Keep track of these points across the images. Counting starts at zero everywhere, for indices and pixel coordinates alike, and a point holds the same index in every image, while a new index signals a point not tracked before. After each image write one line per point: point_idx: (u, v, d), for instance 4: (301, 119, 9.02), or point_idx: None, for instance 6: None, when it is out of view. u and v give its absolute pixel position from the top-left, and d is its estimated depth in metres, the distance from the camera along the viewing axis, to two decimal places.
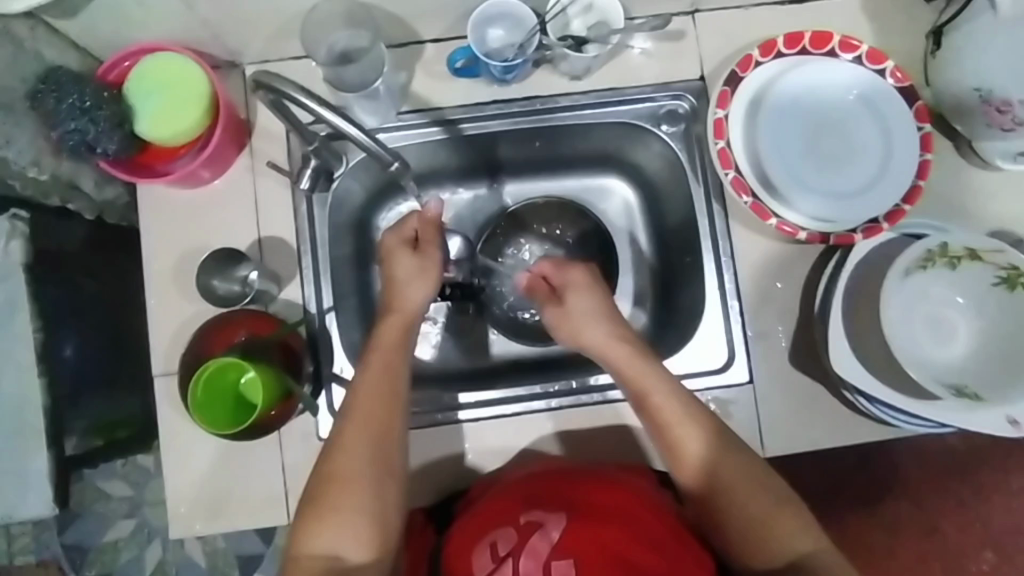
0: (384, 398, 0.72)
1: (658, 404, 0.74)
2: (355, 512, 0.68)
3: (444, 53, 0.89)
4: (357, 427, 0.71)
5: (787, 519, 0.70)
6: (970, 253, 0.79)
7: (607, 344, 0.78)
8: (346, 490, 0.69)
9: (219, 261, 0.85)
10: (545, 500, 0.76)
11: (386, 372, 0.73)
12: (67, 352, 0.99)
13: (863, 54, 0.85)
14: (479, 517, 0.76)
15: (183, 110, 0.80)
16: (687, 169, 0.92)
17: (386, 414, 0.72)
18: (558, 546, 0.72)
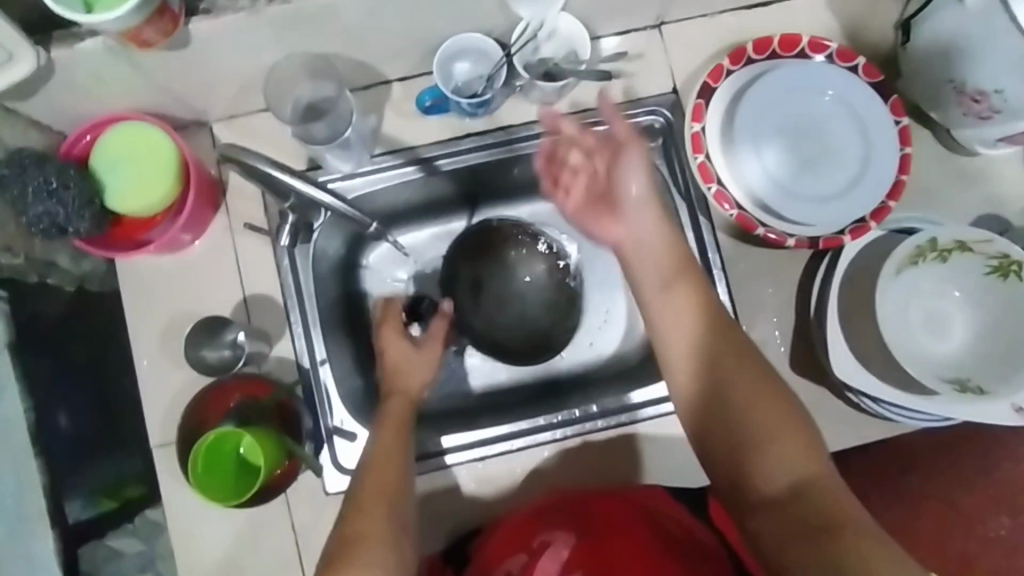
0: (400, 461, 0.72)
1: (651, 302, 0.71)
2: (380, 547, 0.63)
3: (412, 92, 0.88)
4: (376, 484, 0.69)
5: (764, 396, 0.64)
6: (960, 245, 0.78)
7: (641, 243, 0.73)
8: (373, 541, 0.63)
9: (206, 329, 0.84)
10: (558, 523, 0.76)
11: (400, 441, 0.74)
12: (61, 423, 0.98)
13: (833, 53, 0.86)
14: (495, 553, 0.77)
15: (152, 182, 0.79)
16: (669, 184, 0.89)
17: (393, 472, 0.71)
18: (567, 563, 0.71)
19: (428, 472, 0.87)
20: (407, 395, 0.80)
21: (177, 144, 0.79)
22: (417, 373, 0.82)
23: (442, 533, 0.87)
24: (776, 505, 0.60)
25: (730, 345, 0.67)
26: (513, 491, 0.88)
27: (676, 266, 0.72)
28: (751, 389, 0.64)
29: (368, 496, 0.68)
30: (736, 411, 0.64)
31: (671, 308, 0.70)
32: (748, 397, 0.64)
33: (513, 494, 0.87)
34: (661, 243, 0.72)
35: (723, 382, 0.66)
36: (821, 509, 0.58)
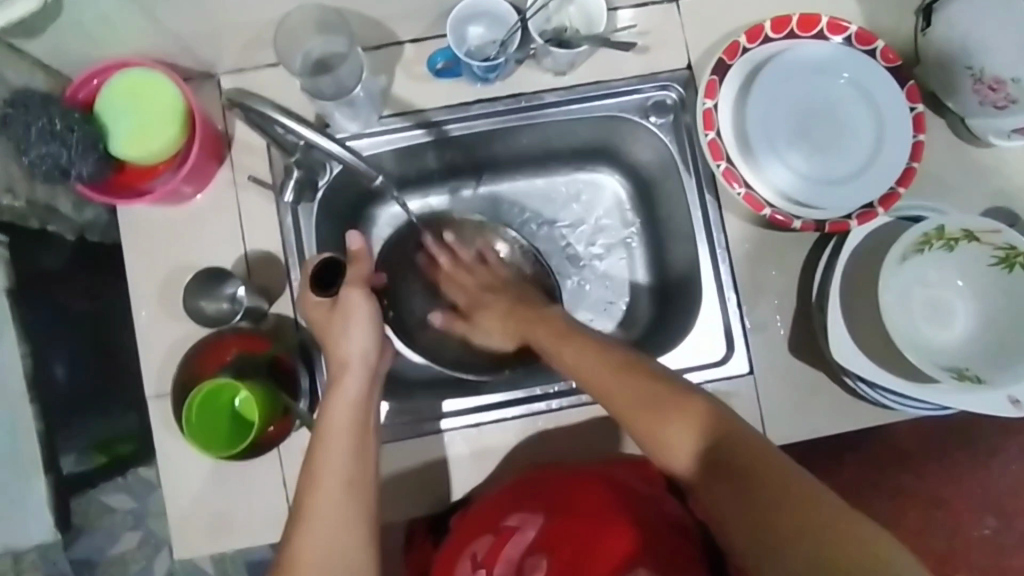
0: (352, 435, 0.71)
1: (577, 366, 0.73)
2: (322, 506, 0.67)
3: (424, 53, 0.87)
4: (328, 473, 0.69)
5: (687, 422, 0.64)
6: (967, 235, 0.77)
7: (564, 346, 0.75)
8: (317, 496, 0.68)
9: (204, 281, 0.83)
10: (523, 501, 0.77)
11: (351, 411, 0.73)
12: (58, 373, 0.98)
13: (852, 35, 0.84)
14: (472, 522, 0.78)
15: (155, 135, 0.78)
16: (678, 160, 0.90)
17: (356, 431, 0.72)
18: (534, 544, 0.74)
19: (422, 435, 0.87)
20: (361, 362, 0.76)
21: (188, 102, 0.78)
22: (357, 334, 0.76)
23: (432, 497, 0.87)
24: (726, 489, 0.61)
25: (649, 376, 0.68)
26: (506, 459, 0.88)
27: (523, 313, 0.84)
28: (673, 407, 0.65)
29: (318, 475, 0.69)
30: (681, 445, 0.64)
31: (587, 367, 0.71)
32: (678, 420, 0.64)
33: (505, 462, 0.88)
34: (497, 315, 0.87)
35: (658, 422, 0.65)
36: (756, 478, 0.60)
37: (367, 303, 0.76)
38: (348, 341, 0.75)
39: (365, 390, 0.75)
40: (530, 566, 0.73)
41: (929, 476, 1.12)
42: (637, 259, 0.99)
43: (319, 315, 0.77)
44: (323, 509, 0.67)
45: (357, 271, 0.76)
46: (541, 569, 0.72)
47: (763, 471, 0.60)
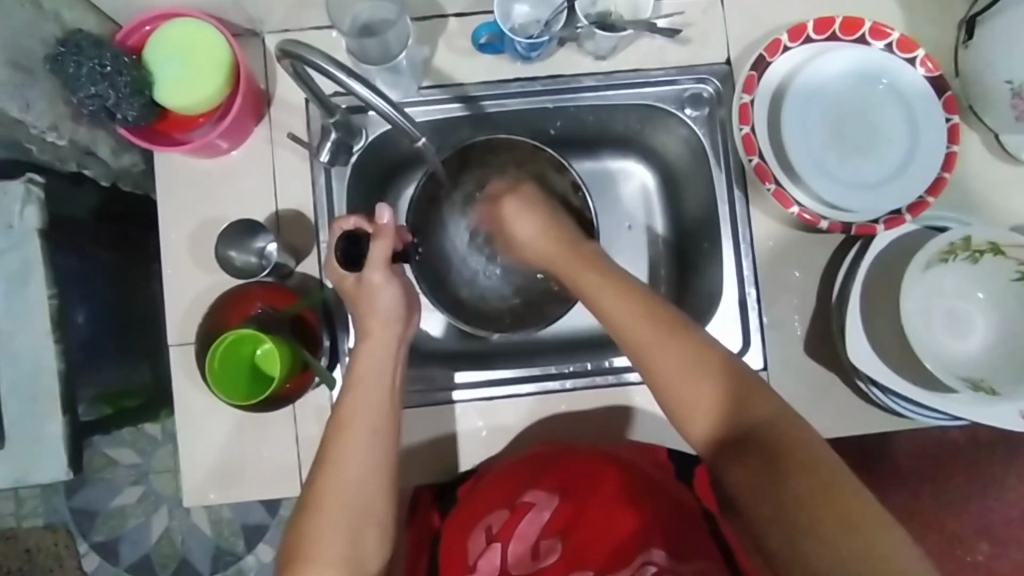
0: (386, 374, 0.74)
1: (608, 303, 0.70)
2: (357, 446, 0.69)
3: (468, 28, 0.88)
4: (357, 416, 0.71)
5: (718, 383, 0.64)
6: (993, 248, 0.78)
7: (593, 275, 0.73)
8: (352, 434, 0.70)
9: (237, 232, 0.85)
10: (541, 479, 0.77)
11: (382, 351, 0.75)
12: (79, 320, 0.98)
13: (893, 42, 0.84)
14: (476, 504, 0.78)
15: (185, 87, 0.79)
16: (709, 154, 0.91)
17: (386, 372, 0.74)
18: (547, 527, 0.73)
19: (434, 404, 0.88)
20: (387, 336, 0.75)
21: (236, 75, 0.81)
22: (386, 300, 0.76)
23: (440, 468, 0.88)
24: (746, 452, 0.61)
25: (675, 332, 0.67)
26: (517, 435, 0.89)
27: (564, 250, 0.77)
28: (700, 369, 0.65)
29: (353, 412, 0.71)
30: (704, 394, 0.64)
31: (626, 303, 0.69)
32: (705, 384, 0.64)
33: (515, 438, 0.89)
34: (536, 233, 0.80)
35: (688, 384, 0.65)
36: (776, 444, 0.60)
37: (392, 284, 0.76)
38: (374, 313, 0.75)
39: (387, 355, 0.75)
40: (546, 548, 0.72)
41: (928, 497, 1.13)
42: (659, 249, 1.00)
43: (346, 284, 0.77)
44: (358, 447, 0.69)
45: (383, 250, 0.75)
46: (555, 553, 0.71)
47: (803, 456, 0.59)
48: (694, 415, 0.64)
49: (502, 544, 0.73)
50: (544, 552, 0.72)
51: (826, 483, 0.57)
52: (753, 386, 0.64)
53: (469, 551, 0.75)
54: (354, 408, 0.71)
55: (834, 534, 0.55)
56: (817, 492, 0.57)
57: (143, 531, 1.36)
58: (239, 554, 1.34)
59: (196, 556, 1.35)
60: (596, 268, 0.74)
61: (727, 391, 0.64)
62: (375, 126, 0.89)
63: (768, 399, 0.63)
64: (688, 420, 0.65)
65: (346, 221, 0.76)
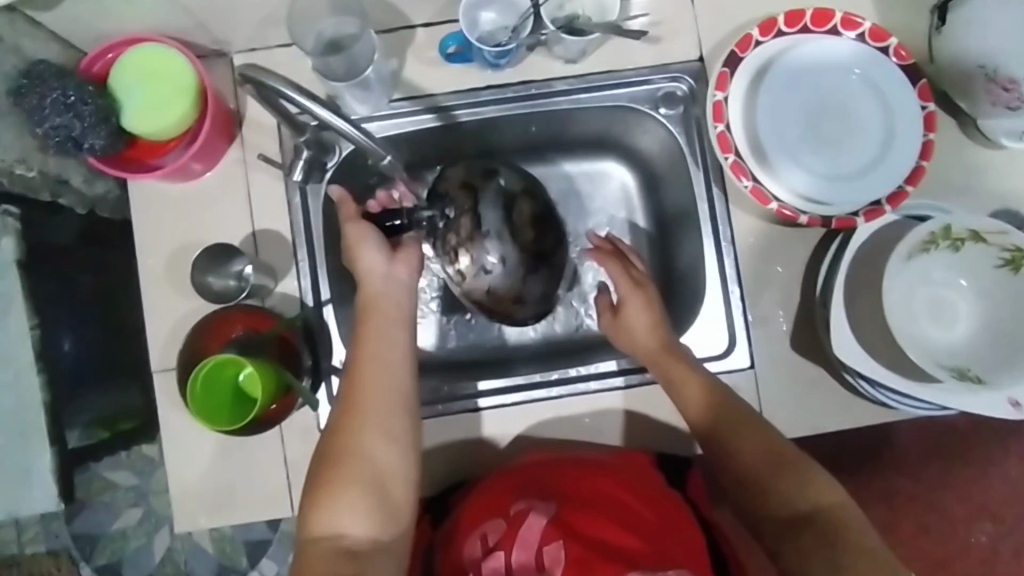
0: (405, 310, 0.77)
1: (641, 337, 0.81)
2: (380, 380, 0.72)
3: (436, 38, 0.87)
4: (383, 359, 0.73)
5: (753, 435, 0.74)
6: (974, 236, 0.77)
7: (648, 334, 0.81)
8: (375, 369, 0.72)
9: (212, 258, 0.84)
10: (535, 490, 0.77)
11: (400, 284, 0.77)
12: (65, 347, 0.99)
13: (866, 31, 0.83)
14: (469, 515, 0.77)
15: (136, 116, 0.78)
16: (686, 152, 0.90)
17: (399, 310, 0.76)
18: (546, 530, 0.73)
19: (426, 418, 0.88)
20: (384, 311, 0.76)
21: (197, 120, 0.81)
22: (371, 266, 0.76)
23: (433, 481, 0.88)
24: (791, 533, 0.69)
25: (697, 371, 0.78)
26: (511, 443, 0.88)
27: (662, 347, 0.80)
28: (701, 399, 0.76)
29: (375, 344, 0.74)
30: (730, 435, 0.74)
31: (669, 350, 0.80)
32: (738, 432, 0.74)
33: (503, 447, 0.88)
34: (647, 328, 0.81)
35: (763, 476, 0.71)
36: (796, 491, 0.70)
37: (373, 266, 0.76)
38: (366, 274, 0.76)
39: (401, 286, 0.77)
40: (547, 551, 0.71)
41: (928, 481, 1.12)
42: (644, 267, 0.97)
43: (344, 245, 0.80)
44: (383, 383, 0.72)
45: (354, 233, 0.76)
46: (560, 556, 0.71)
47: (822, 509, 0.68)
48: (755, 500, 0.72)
49: (502, 552, 0.72)
50: (547, 562, 0.71)
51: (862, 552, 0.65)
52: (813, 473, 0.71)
53: (466, 558, 0.74)
54: (374, 349, 0.73)
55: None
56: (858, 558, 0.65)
57: (145, 553, 1.36)
58: (243, 571, 1.34)
59: (200, 575, 1.35)
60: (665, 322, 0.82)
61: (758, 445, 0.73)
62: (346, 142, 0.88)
63: (824, 484, 0.70)
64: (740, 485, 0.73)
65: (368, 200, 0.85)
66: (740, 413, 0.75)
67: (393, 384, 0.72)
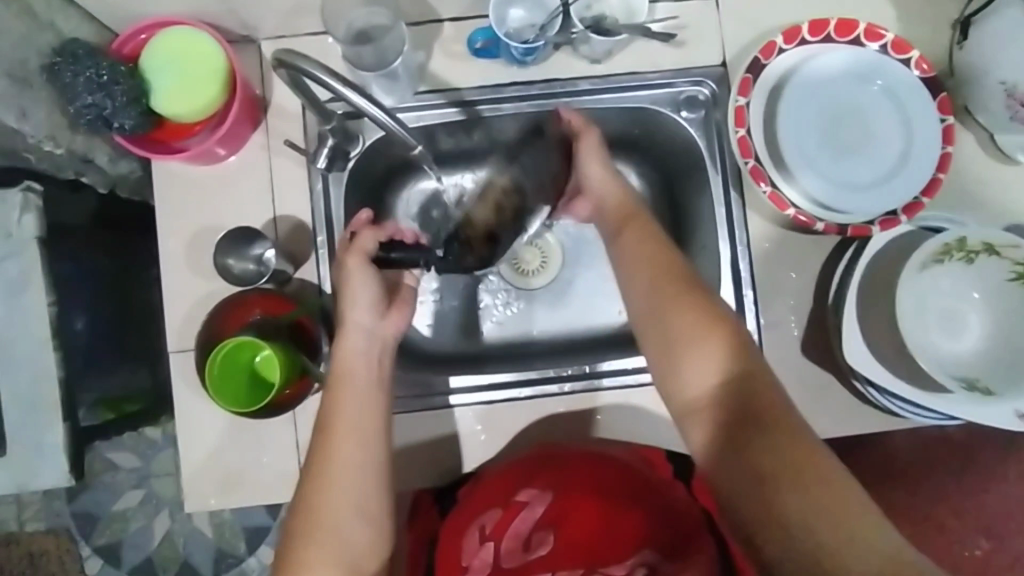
0: (371, 371, 0.75)
1: (625, 243, 0.76)
2: (344, 446, 0.71)
3: (463, 32, 0.88)
4: (345, 421, 0.72)
5: (709, 334, 0.68)
6: (987, 248, 0.78)
7: (615, 209, 0.80)
8: (340, 435, 0.71)
9: (233, 241, 0.85)
10: (533, 478, 0.77)
11: (360, 345, 0.75)
12: (78, 325, 0.99)
13: (888, 43, 0.85)
14: (474, 501, 0.78)
15: (158, 93, 0.79)
16: (705, 155, 0.91)
17: (368, 373, 0.75)
18: (541, 521, 0.75)
19: (433, 408, 0.88)
20: (357, 383, 0.74)
21: (225, 105, 0.82)
22: (357, 325, 0.76)
23: (440, 472, 0.87)
24: (748, 440, 0.63)
25: (667, 276, 0.72)
26: (515, 438, 0.88)
27: (624, 209, 0.79)
28: (667, 295, 0.71)
29: (339, 410, 0.72)
30: (687, 343, 0.68)
31: (638, 256, 0.74)
32: (692, 323, 0.68)
33: (507, 443, 0.88)
34: (610, 186, 0.81)
35: (682, 351, 0.68)
36: (759, 408, 0.64)
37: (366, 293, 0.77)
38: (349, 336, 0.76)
39: (372, 345, 0.76)
40: (537, 540, 0.74)
41: (926, 492, 1.13)
42: None
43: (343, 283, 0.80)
44: (349, 448, 0.71)
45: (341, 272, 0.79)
46: (548, 543, 0.74)
47: (776, 423, 0.63)
48: (679, 388, 0.68)
49: (496, 545, 0.75)
50: (534, 544, 0.74)
51: (794, 460, 0.61)
52: (753, 369, 0.67)
53: (462, 552, 0.76)
54: (341, 412, 0.72)
55: (799, 499, 0.59)
56: (796, 462, 0.61)
57: (143, 535, 1.37)
58: (241, 556, 1.35)
59: (198, 559, 1.36)
60: (644, 224, 0.77)
61: (711, 352, 0.67)
62: (371, 131, 0.89)
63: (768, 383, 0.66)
64: (673, 394, 0.69)
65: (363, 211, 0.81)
66: (708, 316, 0.69)
67: (359, 457, 0.70)
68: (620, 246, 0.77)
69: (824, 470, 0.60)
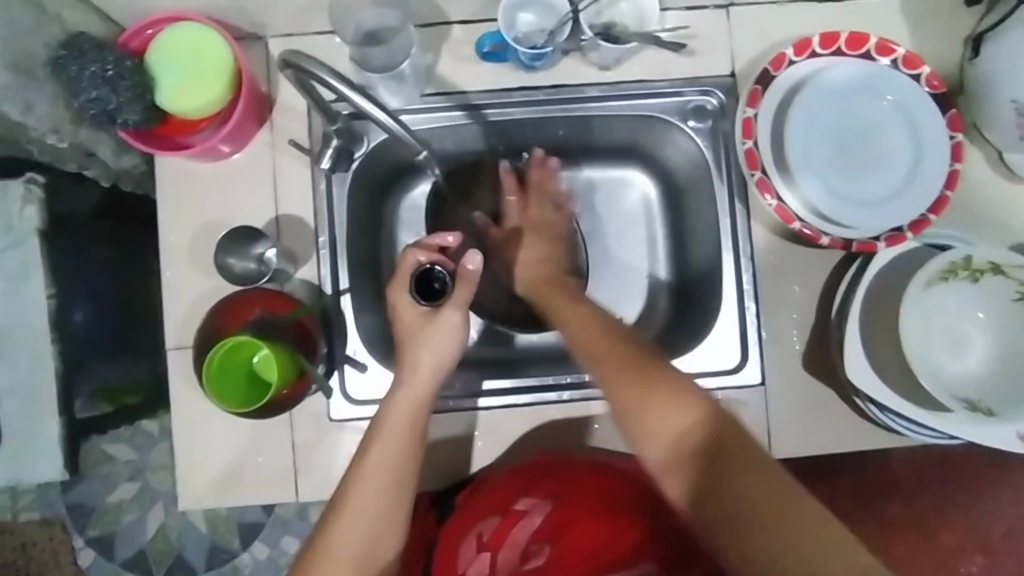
0: (415, 432, 0.71)
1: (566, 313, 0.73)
2: (371, 496, 0.67)
3: (472, 36, 0.88)
4: (378, 470, 0.68)
5: (665, 391, 0.63)
6: (994, 268, 0.78)
7: (535, 275, 0.81)
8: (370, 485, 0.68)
9: (236, 239, 0.85)
10: (533, 487, 0.77)
11: (415, 405, 0.72)
12: (77, 317, 0.98)
13: (899, 58, 0.84)
14: (469, 511, 0.78)
15: (162, 87, 0.78)
16: (712, 166, 0.91)
17: (412, 433, 0.71)
18: (539, 532, 0.73)
19: (430, 412, 0.88)
20: (402, 442, 0.70)
21: (231, 102, 0.81)
22: (423, 378, 0.73)
23: (437, 476, 0.87)
24: (734, 503, 0.57)
25: (609, 337, 0.68)
26: (512, 445, 0.88)
27: (547, 282, 0.79)
28: (602, 340, 0.68)
29: (378, 460, 0.69)
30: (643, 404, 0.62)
31: (585, 317, 0.71)
32: (657, 389, 0.63)
33: (503, 450, 0.88)
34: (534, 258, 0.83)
35: (638, 409, 0.62)
36: (724, 458, 0.59)
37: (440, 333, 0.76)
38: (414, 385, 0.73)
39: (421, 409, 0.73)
40: (533, 551, 0.72)
41: (926, 508, 1.12)
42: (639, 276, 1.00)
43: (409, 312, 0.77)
44: (375, 498, 0.67)
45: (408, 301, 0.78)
46: (543, 556, 0.71)
47: (752, 478, 0.57)
48: (644, 443, 0.62)
49: (491, 555, 0.73)
50: (530, 556, 0.71)
51: (768, 505, 0.55)
52: (713, 411, 0.61)
53: (458, 559, 0.75)
54: (373, 461, 0.69)
55: (783, 547, 0.53)
56: (778, 518, 0.55)
57: (137, 528, 1.36)
58: (235, 552, 1.34)
59: (191, 553, 1.35)
60: (567, 296, 0.76)
61: (673, 409, 0.62)
62: (376, 133, 0.89)
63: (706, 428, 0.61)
64: (637, 439, 0.63)
65: (471, 262, 0.74)
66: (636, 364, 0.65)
67: (381, 509, 0.67)
68: (558, 313, 0.74)
69: (802, 518, 0.54)
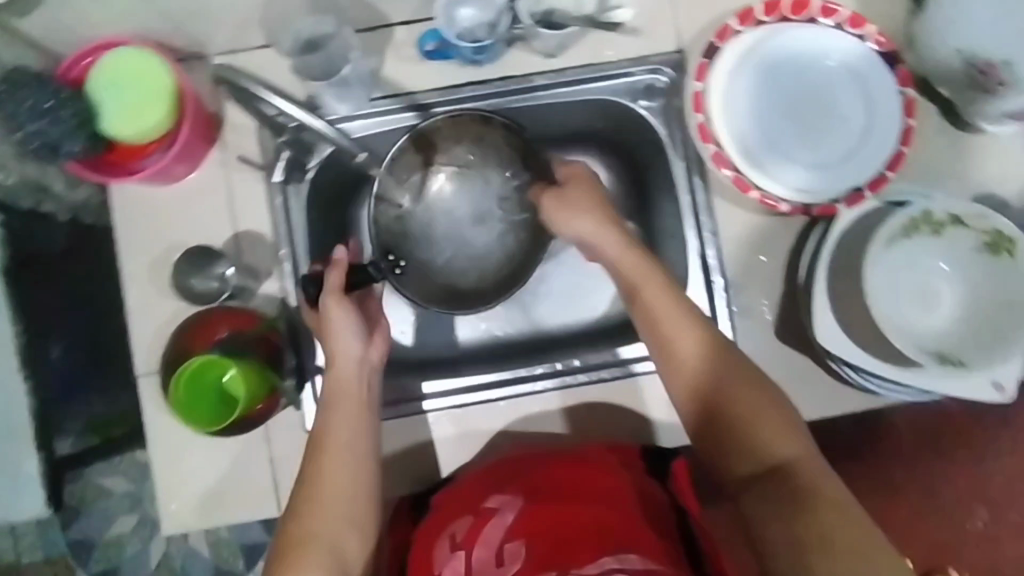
0: (361, 415, 0.73)
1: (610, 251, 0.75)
2: (334, 480, 0.69)
3: (414, 35, 0.87)
4: (334, 455, 0.70)
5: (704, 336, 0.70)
6: (954, 219, 0.77)
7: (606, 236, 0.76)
8: (331, 463, 0.70)
9: (195, 259, 0.85)
10: (505, 485, 0.78)
11: (350, 389, 0.74)
12: (53, 354, 1.01)
13: (843, 18, 0.83)
14: (443, 512, 0.78)
15: (106, 113, 0.78)
16: (668, 144, 0.90)
17: (359, 411, 0.74)
18: (512, 529, 0.74)
19: (407, 415, 0.87)
20: (353, 425, 0.72)
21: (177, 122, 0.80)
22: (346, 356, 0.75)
23: (421, 478, 0.87)
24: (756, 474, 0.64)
25: (655, 274, 0.73)
26: (492, 441, 0.88)
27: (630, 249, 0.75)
28: (647, 277, 0.72)
29: (334, 445, 0.71)
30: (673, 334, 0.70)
31: (628, 250, 0.75)
32: (683, 321, 0.70)
33: (484, 447, 0.87)
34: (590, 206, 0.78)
35: (671, 339, 0.70)
36: (742, 415, 0.66)
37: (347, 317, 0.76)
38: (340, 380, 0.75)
39: (358, 400, 0.74)
40: (508, 553, 0.73)
41: (922, 466, 1.12)
42: None
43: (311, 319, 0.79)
44: (336, 483, 0.69)
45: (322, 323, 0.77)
46: (519, 554, 0.72)
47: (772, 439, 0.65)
48: (675, 367, 0.70)
49: (466, 553, 0.74)
50: (506, 558, 0.73)
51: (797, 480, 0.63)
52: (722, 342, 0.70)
53: (433, 561, 0.75)
54: (329, 441, 0.71)
55: (795, 518, 0.61)
56: (804, 494, 0.62)
57: (140, 559, 1.36)
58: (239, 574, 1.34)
59: None
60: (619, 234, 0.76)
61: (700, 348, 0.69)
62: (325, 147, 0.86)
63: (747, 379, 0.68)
64: (668, 371, 0.70)
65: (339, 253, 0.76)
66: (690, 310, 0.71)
67: (346, 489, 0.69)
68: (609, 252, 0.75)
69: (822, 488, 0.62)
